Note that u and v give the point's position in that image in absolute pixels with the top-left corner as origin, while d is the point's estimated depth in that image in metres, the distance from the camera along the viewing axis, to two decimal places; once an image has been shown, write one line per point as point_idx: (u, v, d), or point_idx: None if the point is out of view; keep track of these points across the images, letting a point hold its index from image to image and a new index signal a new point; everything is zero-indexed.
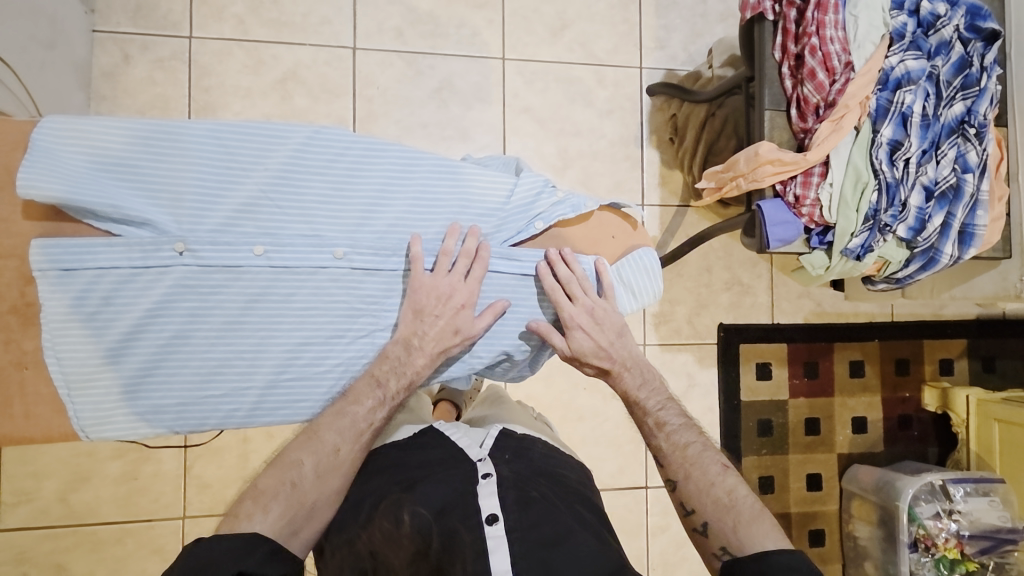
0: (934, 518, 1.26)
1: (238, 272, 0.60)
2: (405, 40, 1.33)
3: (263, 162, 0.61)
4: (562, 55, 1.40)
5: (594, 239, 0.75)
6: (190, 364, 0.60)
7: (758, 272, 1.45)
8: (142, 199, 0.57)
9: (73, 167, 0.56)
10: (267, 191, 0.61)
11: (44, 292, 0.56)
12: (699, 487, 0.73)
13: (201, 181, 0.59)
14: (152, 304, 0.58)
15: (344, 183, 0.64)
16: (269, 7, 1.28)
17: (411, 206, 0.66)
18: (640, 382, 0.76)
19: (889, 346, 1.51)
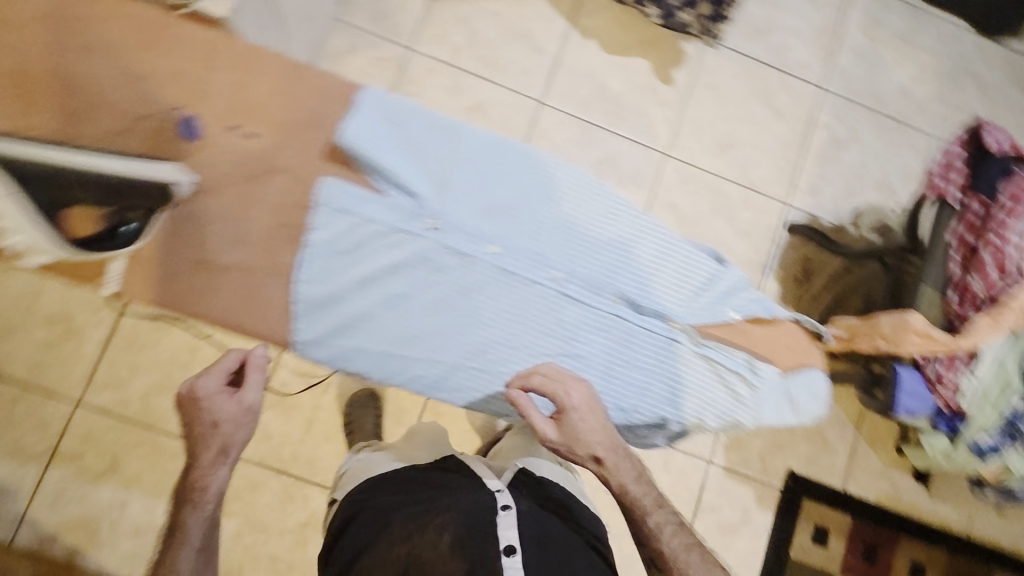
0: None
1: (468, 261, 0.71)
2: (587, 111, 1.46)
3: (517, 180, 0.72)
4: (719, 169, 1.49)
5: (772, 346, 0.77)
6: (404, 321, 0.72)
7: (844, 434, 1.42)
8: (417, 177, 0.69)
9: (382, 138, 0.69)
10: (513, 202, 0.72)
11: (319, 221, 0.70)
12: (681, 560, 0.70)
13: (466, 179, 0.71)
14: (393, 261, 0.71)
15: (574, 219, 0.73)
16: (484, 47, 1.44)
17: (623, 258, 0.74)
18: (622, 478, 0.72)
19: (959, 561, 1.42)
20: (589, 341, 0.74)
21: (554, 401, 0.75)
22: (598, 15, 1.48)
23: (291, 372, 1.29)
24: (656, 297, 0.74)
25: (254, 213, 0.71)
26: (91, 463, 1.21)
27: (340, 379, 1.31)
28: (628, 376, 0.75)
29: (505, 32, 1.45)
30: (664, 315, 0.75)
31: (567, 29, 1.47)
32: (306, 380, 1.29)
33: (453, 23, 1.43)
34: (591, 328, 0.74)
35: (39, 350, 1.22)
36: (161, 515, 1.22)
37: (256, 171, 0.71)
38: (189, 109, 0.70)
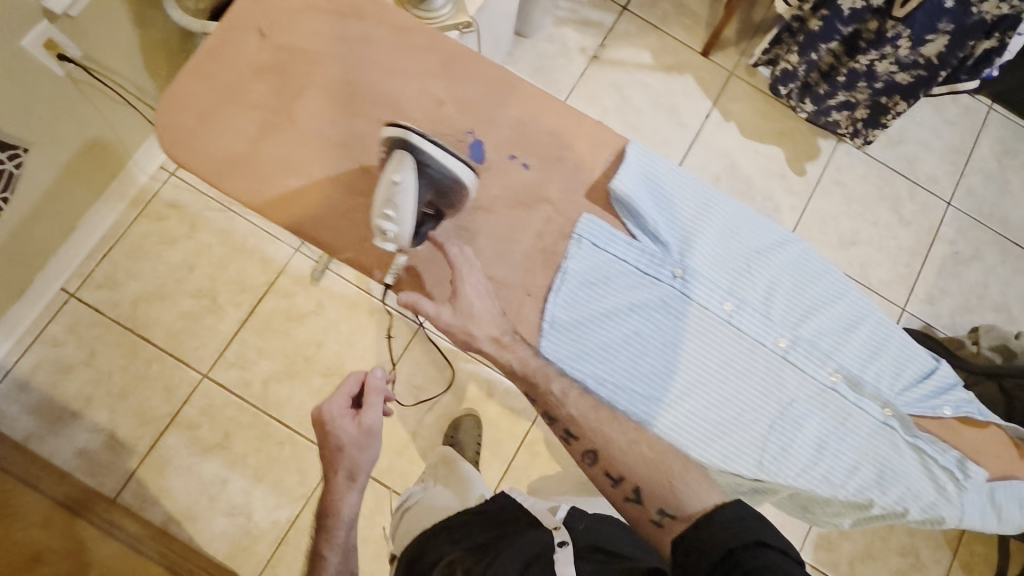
0: None
1: (702, 311, 0.78)
2: (718, 186, 1.52)
3: (757, 245, 0.78)
4: (839, 262, 1.51)
5: (985, 449, 0.77)
6: (635, 358, 0.76)
7: (939, 555, 1.37)
8: (673, 229, 0.77)
9: (647, 187, 0.76)
10: (753, 264, 0.78)
11: (572, 250, 0.76)
12: (618, 449, 0.72)
13: (713, 237, 0.77)
14: (634, 299, 0.77)
15: (807, 290, 0.78)
16: (631, 112, 1.53)
17: (848, 334, 0.78)
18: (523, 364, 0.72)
19: None
20: (804, 409, 0.77)
21: (765, 465, 0.75)
22: (740, 100, 1.56)
23: (404, 384, 1.32)
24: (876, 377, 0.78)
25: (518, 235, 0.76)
26: (204, 435, 1.25)
27: (448, 399, 1.33)
28: (840, 453, 0.76)
29: (653, 102, 1.54)
30: (881, 399, 0.77)
31: (710, 108, 1.55)
32: (416, 395, 1.32)
33: (606, 86, 1.53)
34: (807, 398, 0.77)
35: (181, 318, 1.29)
36: (256, 499, 1.24)
37: (527, 199, 0.77)
38: (479, 134, 0.77)
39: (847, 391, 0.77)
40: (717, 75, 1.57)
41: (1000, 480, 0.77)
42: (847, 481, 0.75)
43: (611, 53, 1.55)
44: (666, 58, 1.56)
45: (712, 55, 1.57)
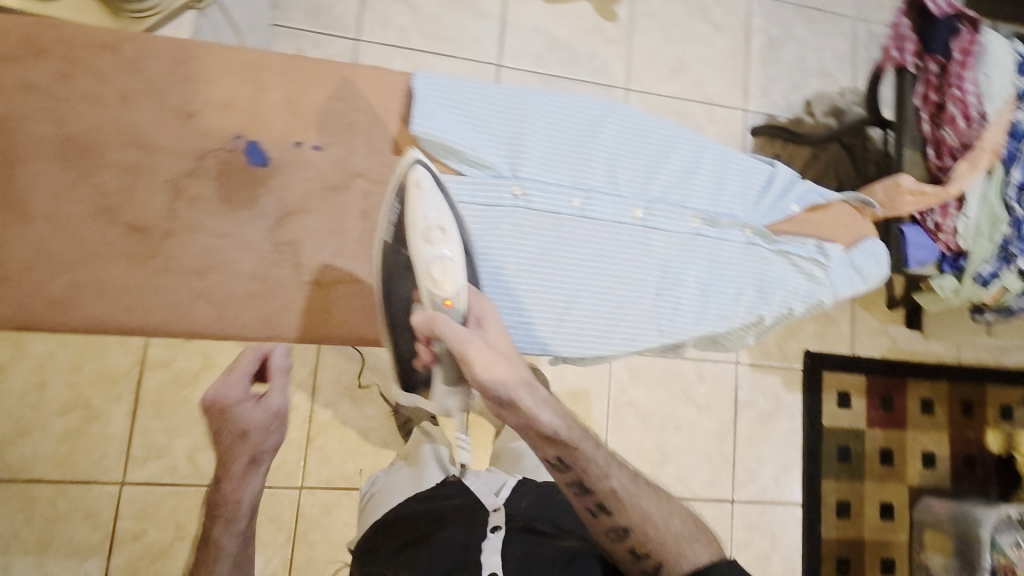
0: (1013, 547, 1.34)
1: (557, 216, 0.75)
2: (544, 63, 1.47)
3: (579, 127, 0.75)
4: (678, 91, 1.54)
5: (835, 227, 0.82)
6: (512, 291, 0.74)
7: (842, 306, 1.57)
8: (493, 148, 0.72)
9: (445, 117, 0.71)
10: (580, 147, 0.75)
11: (398, 211, 0.70)
12: (634, 509, 0.74)
13: (535, 139, 0.73)
14: (488, 235, 0.73)
15: (639, 151, 0.76)
16: (429, 22, 1.41)
17: (691, 177, 0.78)
18: (523, 420, 0.67)
19: (956, 387, 1.61)
20: (681, 262, 0.78)
21: (662, 329, 0.78)
22: None
23: (330, 391, 1.27)
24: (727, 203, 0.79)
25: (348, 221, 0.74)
26: (156, 538, 1.16)
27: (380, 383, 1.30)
28: (723, 287, 0.79)
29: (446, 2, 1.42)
30: (738, 222, 0.79)
31: None
32: (349, 395, 1.27)
33: (391, 3, 1.39)
34: (679, 251, 0.78)
35: (63, 443, 1.15)
36: None
37: (337, 182, 0.73)
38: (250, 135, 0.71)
39: (709, 230, 0.78)
40: None
41: (853, 246, 0.82)
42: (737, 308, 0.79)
43: None
44: None
45: None
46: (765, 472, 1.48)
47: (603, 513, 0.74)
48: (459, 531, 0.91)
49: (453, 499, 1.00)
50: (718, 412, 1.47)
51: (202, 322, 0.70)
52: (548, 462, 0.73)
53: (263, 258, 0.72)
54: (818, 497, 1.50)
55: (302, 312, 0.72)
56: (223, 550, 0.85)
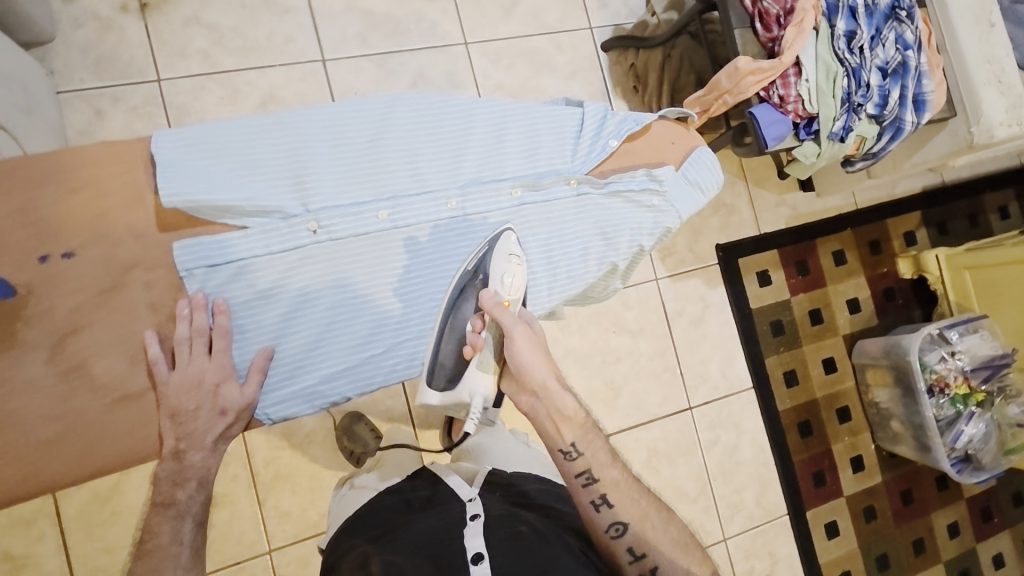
0: (940, 362, 1.43)
1: (369, 235, 0.72)
2: (371, 43, 1.37)
3: (361, 138, 0.73)
4: (517, 30, 1.47)
5: (660, 148, 0.86)
6: (345, 331, 0.73)
7: (737, 191, 1.59)
8: (275, 191, 0.69)
9: (214, 172, 0.68)
10: (370, 159, 0.73)
11: (196, 286, 0.68)
12: (618, 484, 0.78)
13: (317, 166, 0.71)
14: (302, 280, 0.71)
15: (432, 141, 0.76)
16: (231, 36, 1.28)
17: (497, 148, 0.78)
18: (548, 406, 0.77)
19: (861, 231, 1.68)
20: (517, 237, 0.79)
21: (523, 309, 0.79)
22: None
23: (264, 450, 1.21)
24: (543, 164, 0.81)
25: (138, 320, 0.67)
26: None
27: (314, 422, 1.24)
28: (564, 246, 0.81)
29: (242, 9, 1.29)
30: (562, 173, 0.81)
31: None
32: (286, 447, 1.22)
33: (183, 28, 1.25)
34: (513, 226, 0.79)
35: None
36: None
37: (109, 284, 0.66)
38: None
39: (533, 196, 0.79)
40: None
41: (684, 162, 0.86)
42: (590, 263, 0.82)
43: None
44: None
45: None
46: (712, 370, 1.53)
47: (605, 507, 0.77)
48: (432, 521, 0.77)
49: (423, 492, 0.86)
50: (652, 331, 1.49)
51: (8, 484, 0.63)
52: (558, 452, 0.77)
53: (52, 394, 0.65)
54: (765, 375, 1.57)
55: (119, 438, 0.66)
56: (162, 536, 0.69)
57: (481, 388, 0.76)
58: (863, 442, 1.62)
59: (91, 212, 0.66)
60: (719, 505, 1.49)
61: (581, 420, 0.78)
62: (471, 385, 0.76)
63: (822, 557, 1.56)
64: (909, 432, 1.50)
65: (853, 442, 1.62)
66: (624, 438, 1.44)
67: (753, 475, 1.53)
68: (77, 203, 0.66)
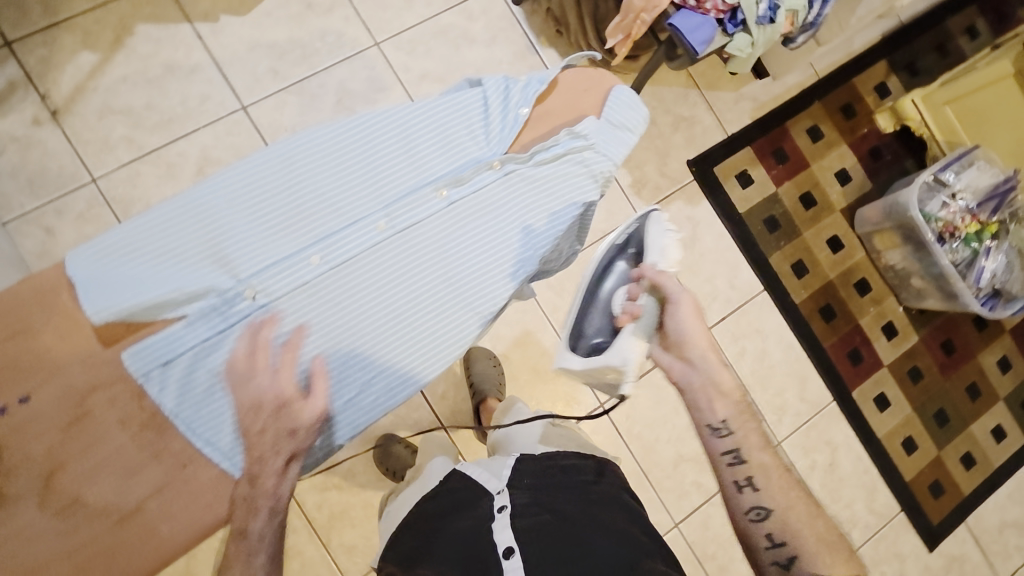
0: (944, 209, 1.37)
1: (306, 284, 0.73)
2: (284, 74, 1.34)
3: (263, 190, 0.72)
4: (423, 13, 1.42)
5: (574, 99, 0.82)
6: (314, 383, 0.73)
7: (692, 101, 1.54)
8: (198, 271, 0.70)
9: (137, 276, 0.69)
10: (282, 211, 0.73)
11: (153, 388, 0.69)
12: (768, 480, 0.76)
13: (229, 233, 0.71)
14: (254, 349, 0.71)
15: (338, 170, 0.75)
16: (148, 113, 1.26)
17: (404, 155, 0.77)
18: (705, 377, 0.79)
19: (829, 100, 1.62)
20: (458, 236, 0.78)
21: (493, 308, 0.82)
22: None
23: (314, 495, 1.24)
24: (459, 156, 0.79)
25: (115, 440, 0.69)
26: None
27: (351, 456, 1.26)
28: (510, 230, 0.80)
29: (149, 83, 1.27)
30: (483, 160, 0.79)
31: (192, 28, 1.30)
32: (333, 486, 1.25)
33: (100, 120, 1.24)
34: (451, 227, 0.78)
35: None
36: None
37: (73, 413, 0.68)
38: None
39: (461, 191, 0.78)
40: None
41: (604, 105, 0.82)
42: (539, 242, 0.81)
43: (57, 92, 1.23)
44: (102, 36, 1.26)
45: None
46: (721, 286, 1.50)
47: (749, 489, 0.76)
48: (465, 522, 0.80)
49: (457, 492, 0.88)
50: None
51: None
52: (708, 427, 0.79)
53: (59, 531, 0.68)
54: (774, 273, 1.54)
55: (139, 550, 0.69)
56: None
57: (631, 354, 0.79)
58: (890, 308, 1.59)
59: (56, 335, 0.68)
60: (763, 412, 1.50)
61: (732, 407, 0.79)
62: (620, 351, 0.79)
63: (880, 431, 1.55)
64: (932, 285, 1.45)
65: (880, 310, 1.59)
66: (652, 378, 1.44)
67: (789, 372, 1.52)
68: (39, 334, 0.67)
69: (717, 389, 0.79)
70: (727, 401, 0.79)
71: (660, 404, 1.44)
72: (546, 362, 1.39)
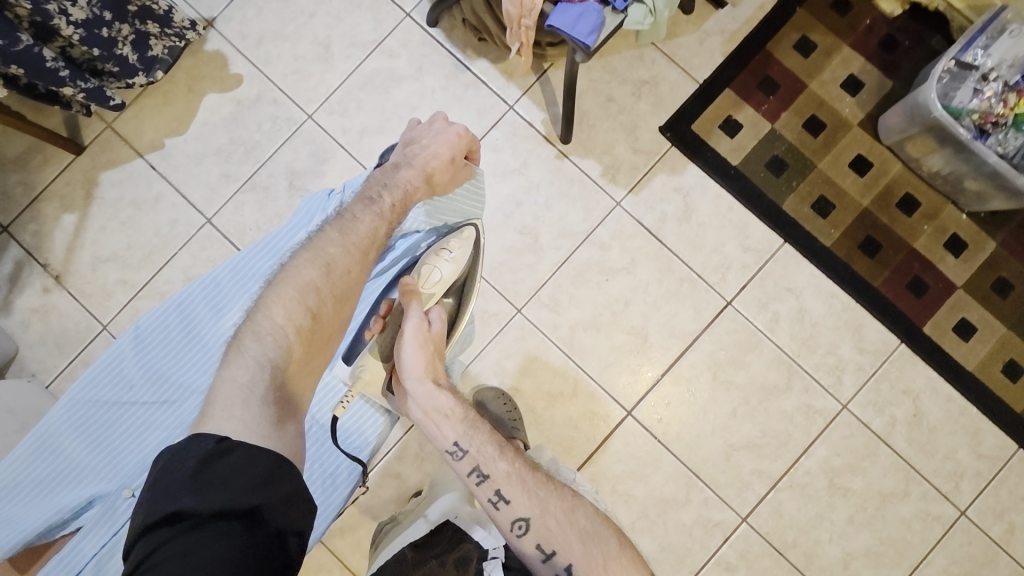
0: (976, 97, 1.15)
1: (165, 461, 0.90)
2: (236, 176, 1.37)
3: (101, 401, 0.92)
4: (346, 69, 1.39)
5: None
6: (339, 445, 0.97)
7: (650, 60, 1.38)
8: (75, 485, 0.90)
9: (34, 498, 0.89)
10: (136, 408, 0.92)
11: None
12: (518, 490, 0.81)
13: (87, 446, 0.91)
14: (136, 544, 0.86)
15: (156, 362, 0.93)
16: (131, 253, 1.36)
17: (207, 328, 0.94)
18: (423, 403, 0.83)
19: (814, 2, 1.38)
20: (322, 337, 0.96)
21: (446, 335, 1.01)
22: (145, 125, 1.38)
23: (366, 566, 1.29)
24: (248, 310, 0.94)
25: None
26: None
27: None
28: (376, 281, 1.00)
29: (125, 224, 1.36)
30: None
31: (145, 160, 1.37)
32: None
33: (95, 272, 1.35)
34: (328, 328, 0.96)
35: None
36: None
37: None
38: None
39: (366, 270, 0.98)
40: (111, 145, 1.37)
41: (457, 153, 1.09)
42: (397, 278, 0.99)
43: (54, 258, 1.35)
44: (77, 195, 1.37)
45: (83, 142, 1.37)
46: (733, 252, 1.35)
47: (503, 504, 0.80)
48: None
49: None
50: (646, 255, 1.35)
51: None
52: (446, 453, 0.83)
53: None
54: (792, 221, 1.35)
55: None
56: None
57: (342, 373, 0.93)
58: (951, 218, 1.34)
59: None
60: (818, 376, 1.33)
61: (459, 425, 0.83)
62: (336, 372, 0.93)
63: (969, 363, 1.32)
64: (990, 184, 1.21)
65: (939, 225, 1.34)
66: (678, 371, 1.33)
67: (840, 326, 1.33)
68: None
69: (444, 415, 0.83)
70: (453, 420, 0.83)
71: (695, 397, 1.33)
72: (560, 383, 1.33)
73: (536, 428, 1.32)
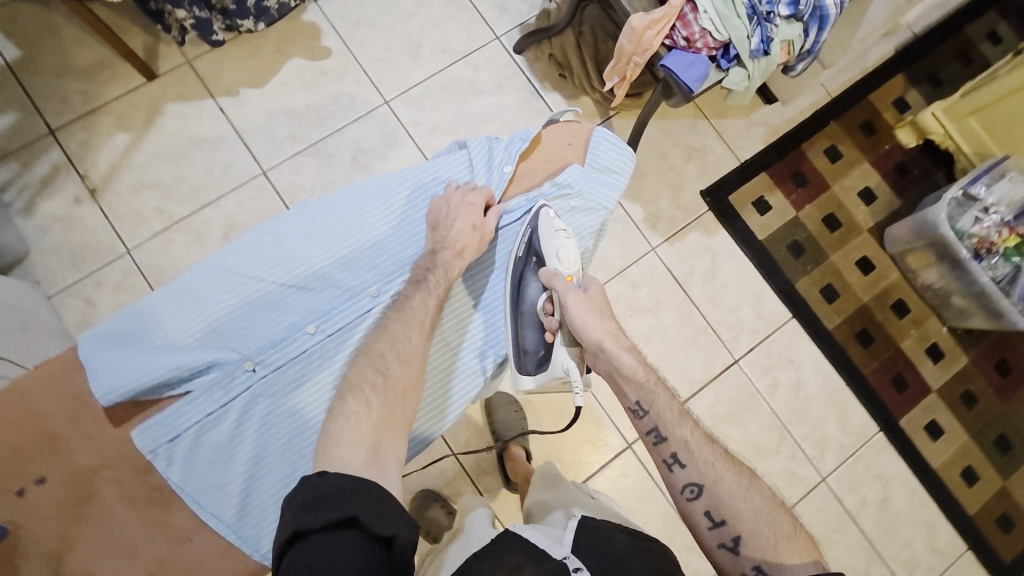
0: (976, 225, 1.34)
1: (301, 352, 0.89)
2: (301, 138, 1.40)
3: (245, 273, 0.91)
4: (430, 69, 1.47)
5: (558, 151, 1.02)
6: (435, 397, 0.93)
7: (702, 131, 1.53)
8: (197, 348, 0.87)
9: (157, 350, 0.87)
10: (278, 287, 0.91)
11: (163, 464, 0.84)
12: (697, 456, 0.78)
13: (222, 312, 0.89)
14: (258, 423, 0.87)
15: (309, 249, 0.93)
16: (176, 185, 1.34)
17: (368, 230, 0.95)
18: (607, 362, 0.87)
19: (846, 119, 1.58)
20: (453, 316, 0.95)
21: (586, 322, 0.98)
22: (224, 71, 1.40)
23: None
24: (406, 228, 0.96)
25: (114, 512, 0.84)
26: None
27: None
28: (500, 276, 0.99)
29: (178, 156, 1.36)
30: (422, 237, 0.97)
31: (215, 103, 1.39)
32: None
33: (134, 195, 1.33)
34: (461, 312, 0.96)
35: None
36: None
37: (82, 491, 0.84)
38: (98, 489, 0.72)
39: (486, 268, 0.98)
40: (185, 79, 1.39)
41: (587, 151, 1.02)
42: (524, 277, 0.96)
43: (94, 172, 1.32)
44: (136, 118, 1.36)
45: (158, 70, 1.38)
46: (747, 316, 1.46)
47: (678, 467, 0.78)
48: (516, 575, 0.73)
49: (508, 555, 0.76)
50: (670, 300, 1.44)
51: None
52: (629, 411, 0.85)
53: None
54: (801, 300, 1.48)
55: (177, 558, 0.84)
56: None
57: (571, 361, 0.93)
58: (934, 328, 1.50)
59: None
60: (804, 446, 1.42)
61: (640, 384, 0.84)
62: (562, 361, 0.93)
63: (935, 461, 1.45)
64: (975, 303, 1.38)
65: (923, 332, 1.50)
66: None
67: (830, 403, 1.44)
68: None
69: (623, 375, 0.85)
70: (631, 378, 0.84)
71: None
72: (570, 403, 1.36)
73: (540, 442, 1.34)
